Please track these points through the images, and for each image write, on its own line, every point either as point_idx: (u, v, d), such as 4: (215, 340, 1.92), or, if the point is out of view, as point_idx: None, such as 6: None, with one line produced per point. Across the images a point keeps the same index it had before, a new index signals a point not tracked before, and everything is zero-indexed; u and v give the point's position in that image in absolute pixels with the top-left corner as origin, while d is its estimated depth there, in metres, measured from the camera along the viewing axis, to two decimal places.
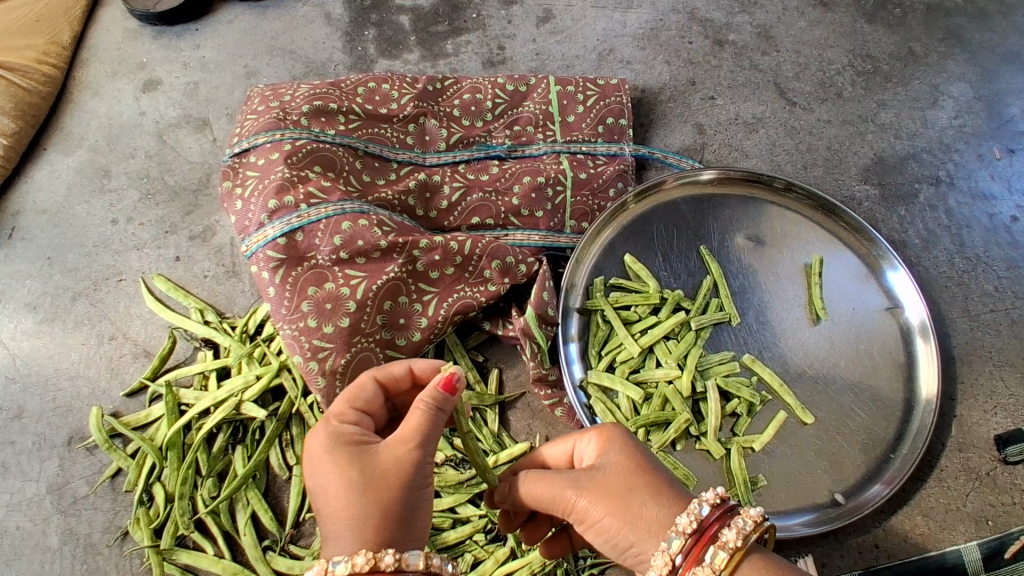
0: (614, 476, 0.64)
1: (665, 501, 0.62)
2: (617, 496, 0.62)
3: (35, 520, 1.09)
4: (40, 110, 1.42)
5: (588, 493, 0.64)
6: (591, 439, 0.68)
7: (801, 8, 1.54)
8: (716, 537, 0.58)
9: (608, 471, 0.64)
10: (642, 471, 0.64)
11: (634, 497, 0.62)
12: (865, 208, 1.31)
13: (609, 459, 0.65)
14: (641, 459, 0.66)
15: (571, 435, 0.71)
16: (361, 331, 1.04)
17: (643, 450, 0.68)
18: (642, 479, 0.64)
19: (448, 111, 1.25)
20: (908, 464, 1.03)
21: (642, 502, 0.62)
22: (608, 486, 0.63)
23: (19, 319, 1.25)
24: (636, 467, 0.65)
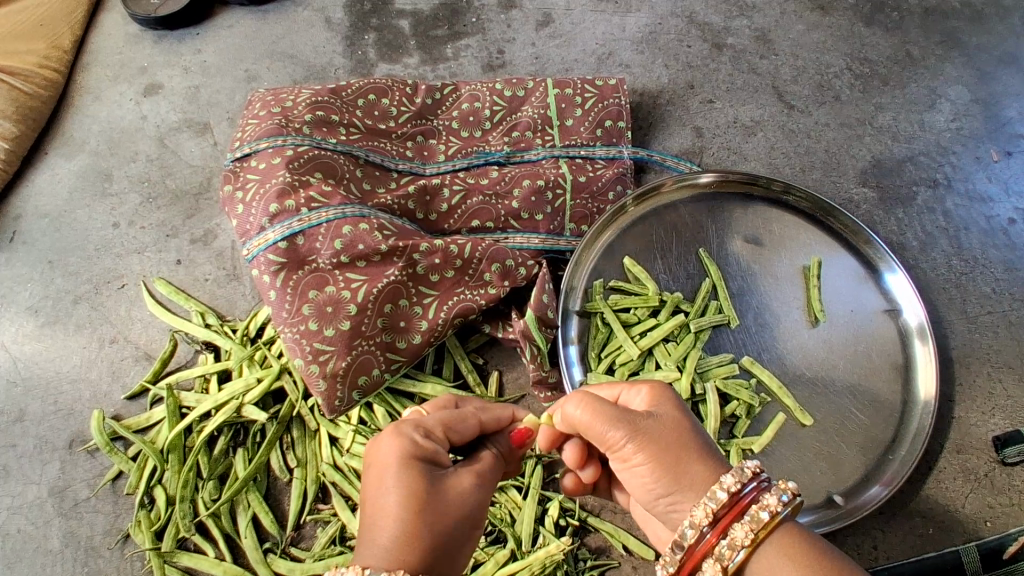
0: (669, 423, 0.63)
1: (711, 460, 0.62)
2: (671, 442, 0.62)
3: (36, 523, 1.09)
4: (41, 114, 1.43)
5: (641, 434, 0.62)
6: (645, 389, 0.68)
7: (799, 11, 1.55)
8: (743, 515, 0.57)
9: (661, 417, 0.64)
10: (693, 426, 0.64)
11: (687, 449, 0.62)
12: (863, 211, 1.32)
13: (666, 408, 0.65)
14: (692, 416, 0.65)
15: (622, 386, 0.71)
16: (362, 335, 1.05)
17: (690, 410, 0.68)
18: (695, 434, 0.63)
19: (447, 124, 1.27)
20: (907, 466, 1.04)
21: (693, 455, 0.61)
22: (664, 430, 0.62)
23: (21, 323, 1.25)
24: (688, 421, 0.64)
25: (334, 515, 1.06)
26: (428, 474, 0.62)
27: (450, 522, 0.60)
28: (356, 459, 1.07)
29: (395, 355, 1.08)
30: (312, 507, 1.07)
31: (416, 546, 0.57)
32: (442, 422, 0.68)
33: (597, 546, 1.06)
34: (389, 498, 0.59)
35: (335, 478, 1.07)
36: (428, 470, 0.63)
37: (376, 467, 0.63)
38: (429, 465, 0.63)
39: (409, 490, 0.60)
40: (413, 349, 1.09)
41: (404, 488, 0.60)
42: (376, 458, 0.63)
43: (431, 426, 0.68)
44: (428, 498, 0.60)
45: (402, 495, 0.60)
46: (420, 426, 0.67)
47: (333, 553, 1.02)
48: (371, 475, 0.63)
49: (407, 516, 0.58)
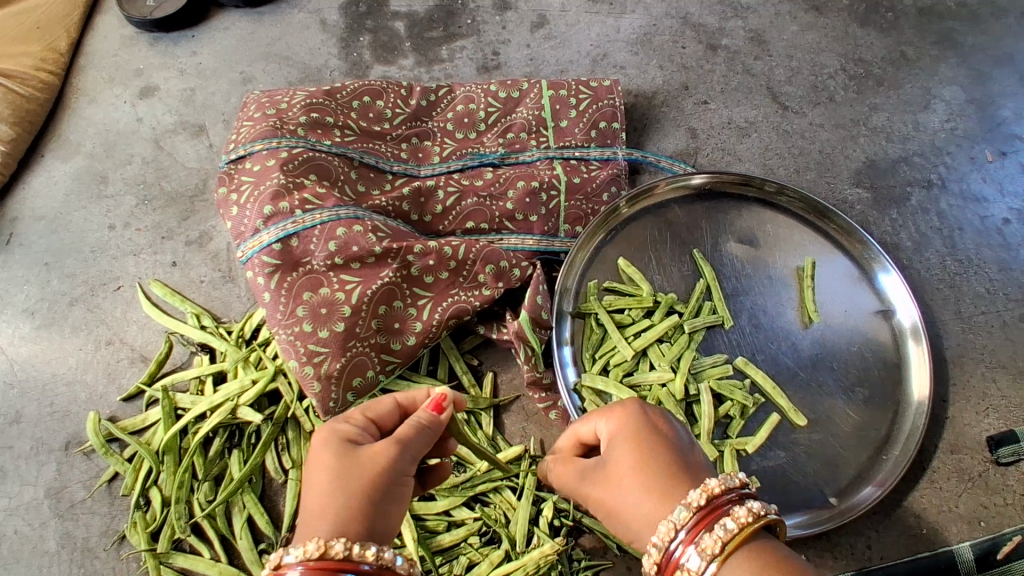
0: (621, 465, 0.64)
1: (667, 495, 0.61)
2: (618, 487, 0.64)
3: (32, 525, 1.09)
4: (37, 116, 1.43)
5: (595, 484, 0.66)
6: (610, 423, 0.68)
7: (794, 12, 1.55)
8: (715, 524, 0.57)
9: (614, 458, 0.65)
10: (649, 459, 0.64)
11: (634, 489, 0.63)
12: (857, 211, 1.32)
13: (620, 447, 0.66)
14: (651, 447, 0.65)
15: (594, 416, 0.72)
16: (357, 336, 1.05)
17: (658, 432, 0.67)
18: (649, 470, 0.63)
19: (442, 126, 1.27)
20: (900, 466, 1.04)
21: (640, 495, 0.62)
22: (613, 475, 0.65)
23: (17, 325, 1.26)
24: (643, 453, 0.64)
25: None
26: (342, 451, 0.63)
27: (366, 484, 0.60)
28: None
29: (389, 356, 1.08)
30: None
31: (332, 514, 0.58)
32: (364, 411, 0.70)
33: (591, 547, 1.06)
34: (307, 487, 0.61)
35: None
36: (343, 447, 0.63)
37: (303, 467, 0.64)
38: (346, 445, 0.64)
39: (324, 472, 0.61)
40: (407, 350, 1.09)
41: (317, 473, 0.61)
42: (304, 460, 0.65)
43: (352, 417, 0.69)
44: (343, 471, 0.61)
45: (318, 476, 0.61)
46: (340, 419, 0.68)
47: None
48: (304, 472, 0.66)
49: (323, 492, 0.59)
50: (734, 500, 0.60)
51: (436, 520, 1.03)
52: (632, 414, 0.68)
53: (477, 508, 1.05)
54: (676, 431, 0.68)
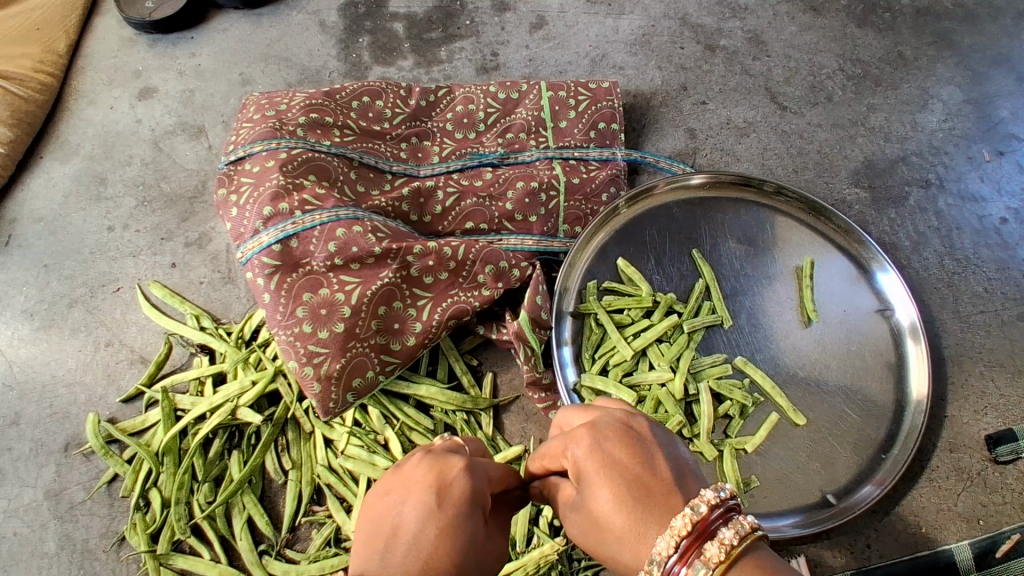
0: (592, 515, 0.53)
1: (648, 532, 0.51)
2: (601, 534, 0.53)
3: (32, 526, 1.09)
4: (36, 118, 1.43)
5: (577, 526, 0.56)
6: (577, 457, 0.55)
7: (791, 13, 1.55)
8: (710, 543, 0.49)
9: (589, 501, 0.53)
10: (625, 495, 0.52)
11: (620, 540, 0.52)
12: (855, 211, 1.32)
13: (593, 491, 0.53)
14: (628, 479, 0.52)
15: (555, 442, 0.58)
16: (356, 337, 1.05)
17: (632, 453, 0.53)
18: (629, 510, 0.51)
19: (441, 126, 1.27)
20: (900, 465, 1.04)
21: (625, 543, 0.52)
22: (593, 522, 0.53)
23: (17, 326, 1.26)
24: (622, 490, 0.52)
25: (329, 516, 1.06)
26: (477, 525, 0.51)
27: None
28: (351, 461, 1.07)
29: (389, 356, 1.08)
30: (308, 508, 1.07)
31: None
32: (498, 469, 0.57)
33: None
34: (425, 529, 0.48)
35: (330, 479, 1.07)
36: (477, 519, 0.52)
37: (417, 478, 0.51)
38: (479, 514, 0.52)
39: (451, 527, 0.49)
40: (407, 351, 1.09)
41: (446, 525, 0.49)
42: (422, 475, 0.52)
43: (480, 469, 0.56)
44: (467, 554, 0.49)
45: (445, 531, 0.49)
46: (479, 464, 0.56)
47: (329, 555, 1.02)
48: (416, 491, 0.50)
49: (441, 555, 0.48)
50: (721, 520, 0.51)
51: None
52: (593, 451, 0.54)
53: None
54: (649, 439, 0.55)
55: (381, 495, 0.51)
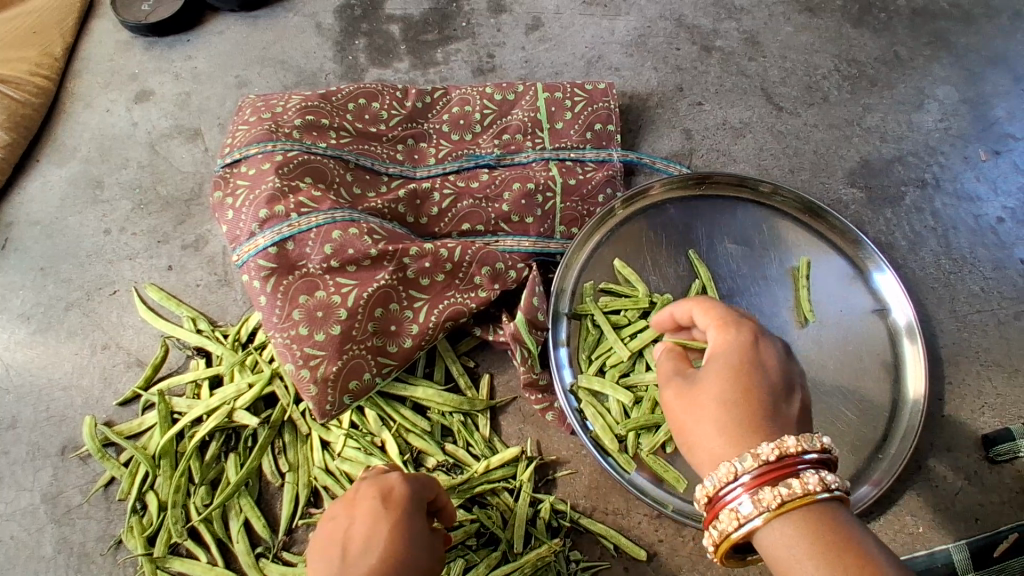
0: (705, 393, 0.64)
1: (738, 439, 0.61)
2: (698, 414, 0.64)
3: (29, 530, 1.09)
4: (33, 122, 1.44)
5: (677, 397, 0.67)
6: (719, 344, 0.67)
7: (787, 13, 1.56)
8: (779, 482, 0.58)
9: (705, 380, 0.65)
10: (733, 405, 0.62)
11: (714, 426, 0.62)
12: (852, 211, 1.33)
13: (719, 371, 0.65)
14: (749, 390, 0.63)
15: (711, 323, 0.70)
16: (353, 339, 1.05)
17: (759, 374, 0.64)
18: (730, 412, 0.62)
19: (438, 128, 1.27)
20: (896, 465, 1.04)
21: (713, 433, 0.62)
22: (699, 397, 0.64)
23: (13, 330, 1.26)
24: (735, 393, 0.63)
25: None
26: (415, 523, 0.72)
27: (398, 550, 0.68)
28: (348, 463, 1.07)
29: (386, 358, 1.08)
30: (305, 511, 1.07)
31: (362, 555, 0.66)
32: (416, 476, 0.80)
33: (588, 548, 1.06)
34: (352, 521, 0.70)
35: (327, 482, 1.07)
36: (416, 518, 0.72)
37: (358, 507, 0.72)
38: (416, 514, 0.73)
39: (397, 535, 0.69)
40: (404, 353, 1.09)
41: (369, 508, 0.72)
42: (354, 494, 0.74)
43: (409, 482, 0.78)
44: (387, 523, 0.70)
45: (393, 533, 0.69)
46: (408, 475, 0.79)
47: None
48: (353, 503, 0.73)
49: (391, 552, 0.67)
50: (808, 462, 0.59)
51: None
52: (740, 343, 0.66)
53: (472, 509, 1.05)
54: (782, 368, 0.66)
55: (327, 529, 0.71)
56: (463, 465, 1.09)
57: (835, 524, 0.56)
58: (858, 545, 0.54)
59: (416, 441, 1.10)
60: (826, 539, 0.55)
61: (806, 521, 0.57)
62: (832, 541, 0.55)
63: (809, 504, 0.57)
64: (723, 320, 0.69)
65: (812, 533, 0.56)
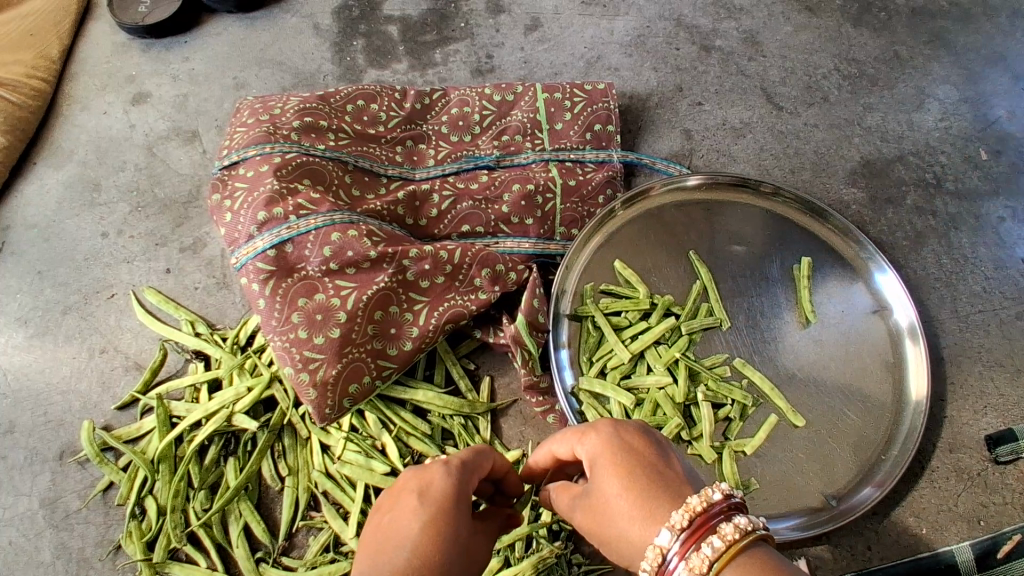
0: (602, 500, 0.61)
1: (649, 517, 0.58)
2: (605, 521, 0.61)
3: (27, 535, 1.08)
4: (29, 124, 1.43)
5: (584, 517, 0.64)
6: (585, 449, 0.65)
7: (787, 13, 1.55)
8: (701, 542, 0.53)
9: (593, 487, 0.63)
10: (629, 489, 0.60)
11: (623, 521, 0.59)
12: (853, 211, 1.32)
13: (601, 479, 0.62)
14: (632, 473, 0.60)
15: (568, 437, 0.68)
16: (352, 342, 1.05)
17: (634, 453, 0.62)
18: (630, 497, 0.59)
19: (437, 129, 1.27)
20: (899, 467, 1.03)
21: (626, 525, 0.59)
22: (599, 511, 0.62)
23: (9, 334, 1.25)
24: (625, 476, 0.60)
25: (326, 522, 1.05)
26: (462, 514, 0.61)
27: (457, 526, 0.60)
28: (348, 467, 1.06)
29: (385, 361, 1.08)
30: (305, 514, 1.06)
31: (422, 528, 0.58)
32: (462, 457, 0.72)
33: (590, 551, 1.06)
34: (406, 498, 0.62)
35: (327, 485, 1.06)
36: (463, 510, 0.62)
37: (401, 496, 0.62)
38: (463, 505, 0.62)
39: (441, 523, 0.59)
40: (403, 356, 1.09)
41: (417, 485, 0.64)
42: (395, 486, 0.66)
43: (464, 465, 0.66)
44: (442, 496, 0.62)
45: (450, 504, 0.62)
46: (456, 467, 0.65)
47: (325, 561, 1.01)
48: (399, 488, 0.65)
49: (427, 544, 0.56)
50: (720, 512, 0.56)
51: None
52: (605, 438, 0.64)
53: None
54: (655, 442, 0.64)
55: (372, 520, 0.62)
56: None
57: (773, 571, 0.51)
58: None
59: (417, 444, 1.09)
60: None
61: None
62: None
63: (736, 558, 0.52)
64: (580, 431, 0.67)
65: None
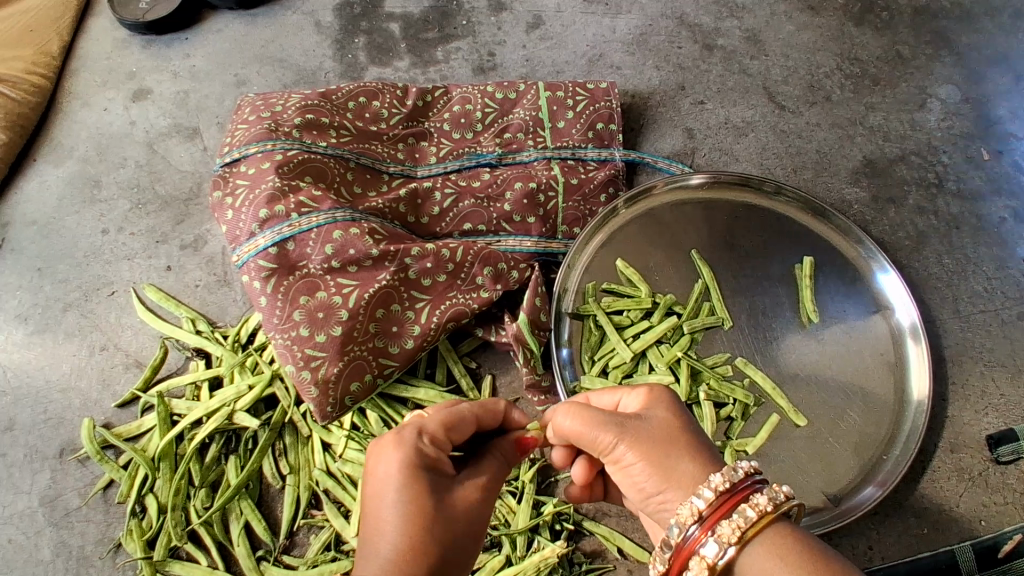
0: (665, 427, 0.65)
1: (703, 460, 0.63)
2: (663, 444, 0.63)
3: (27, 533, 1.08)
4: (29, 121, 1.42)
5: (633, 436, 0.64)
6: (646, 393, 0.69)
7: (789, 12, 1.55)
8: (735, 511, 0.57)
9: (655, 417, 0.66)
10: (690, 429, 0.66)
11: (682, 451, 0.63)
12: (855, 210, 1.32)
13: (663, 411, 0.66)
14: (688, 422, 0.66)
15: (619, 390, 0.72)
16: (354, 340, 1.04)
17: (690, 414, 0.68)
18: (689, 440, 0.64)
19: (439, 126, 1.26)
20: (901, 466, 1.03)
21: (682, 459, 0.62)
22: (655, 432, 0.64)
23: (9, 331, 1.24)
24: (685, 425, 0.66)
25: (327, 521, 1.05)
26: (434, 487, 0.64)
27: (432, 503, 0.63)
28: (350, 465, 1.07)
29: (387, 359, 1.07)
30: (306, 512, 1.06)
31: (401, 519, 0.61)
32: (446, 421, 0.69)
33: (591, 550, 1.05)
34: (382, 487, 0.63)
35: (328, 484, 1.06)
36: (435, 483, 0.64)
37: (376, 476, 0.65)
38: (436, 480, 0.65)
39: (418, 507, 0.62)
40: (405, 354, 1.08)
41: (390, 463, 0.64)
42: (372, 458, 0.67)
43: (433, 432, 0.68)
44: (414, 475, 0.64)
45: (422, 486, 0.63)
46: (425, 438, 0.67)
47: (326, 560, 1.01)
48: (378, 466, 0.65)
49: (405, 532, 0.60)
50: (753, 485, 0.59)
51: None
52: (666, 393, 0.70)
53: None
54: None
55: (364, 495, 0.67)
56: None
57: (794, 540, 0.56)
58: (822, 561, 0.53)
59: None
60: (792, 558, 0.54)
61: (768, 549, 0.55)
62: (799, 564, 0.53)
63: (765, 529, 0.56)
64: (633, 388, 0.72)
65: (774, 563, 0.54)
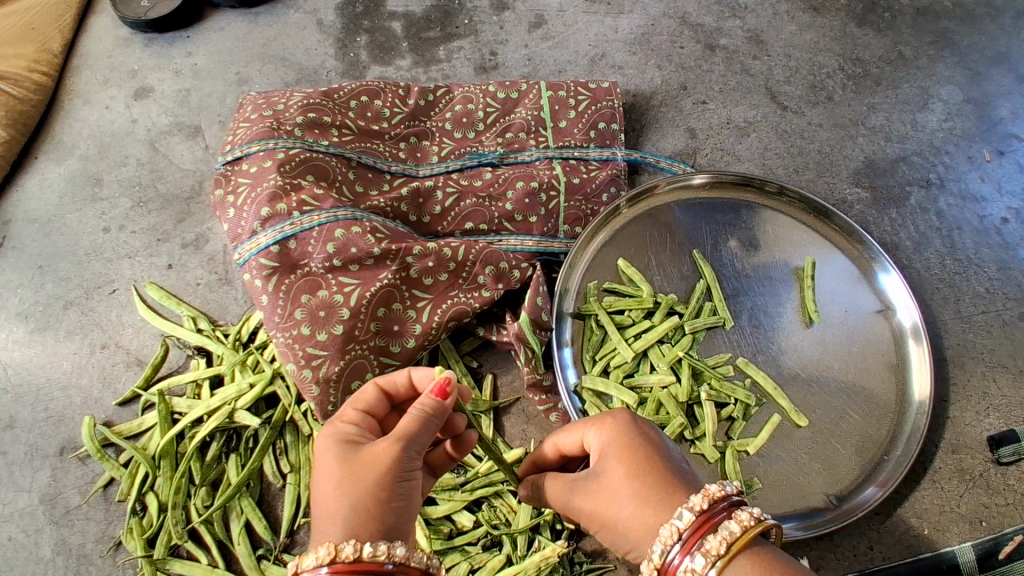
0: (615, 482, 0.64)
1: (658, 503, 0.61)
2: (612, 502, 0.64)
3: (27, 531, 1.08)
4: (31, 118, 1.42)
5: (587, 497, 0.66)
6: (601, 435, 0.67)
7: (791, 12, 1.55)
8: (719, 526, 0.57)
9: (606, 469, 0.65)
10: (644, 471, 0.63)
11: (631, 506, 0.62)
12: (857, 211, 1.32)
13: (612, 463, 0.65)
14: (643, 465, 0.64)
15: (580, 426, 0.71)
16: (355, 339, 1.04)
17: (651, 450, 0.65)
18: (642, 483, 0.63)
19: (441, 125, 1.26)
20: (902, 467, 1.03)
21: (633, 508, 0.62)
22: (605, 490, 0.64)
23: (10, 329, 1.24)
24: (640, 463, 0.64)
25: None
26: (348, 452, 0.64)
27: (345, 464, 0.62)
28: None
29: (388, 358, 1.07)
30: (307, 511, 1.06)
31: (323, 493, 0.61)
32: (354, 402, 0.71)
33: (592, 550, 1.05)
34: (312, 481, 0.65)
35: None
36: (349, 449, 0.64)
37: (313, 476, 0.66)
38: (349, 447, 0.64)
39: (333, 476, 0.62)
40: (406, 353, 1.08)
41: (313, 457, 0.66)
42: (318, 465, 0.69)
43: (347, 415, 0.70)
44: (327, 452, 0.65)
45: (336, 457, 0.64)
46: (335, 421, 0.69)
47: None
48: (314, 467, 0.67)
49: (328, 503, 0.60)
50: (735, 504, 0.60)
51: (439, 524, 1.04)
52: (622, 427, 0.67)
53: (476, 512, 1.05)
54: (664, 438, 0.68)
55: None
56: (466, 466, 1.08)
57: (772, 555, 0.57)
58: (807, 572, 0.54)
59: None
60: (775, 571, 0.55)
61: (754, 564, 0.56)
62: None
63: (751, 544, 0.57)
64: (596, 419, 0.70)
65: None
